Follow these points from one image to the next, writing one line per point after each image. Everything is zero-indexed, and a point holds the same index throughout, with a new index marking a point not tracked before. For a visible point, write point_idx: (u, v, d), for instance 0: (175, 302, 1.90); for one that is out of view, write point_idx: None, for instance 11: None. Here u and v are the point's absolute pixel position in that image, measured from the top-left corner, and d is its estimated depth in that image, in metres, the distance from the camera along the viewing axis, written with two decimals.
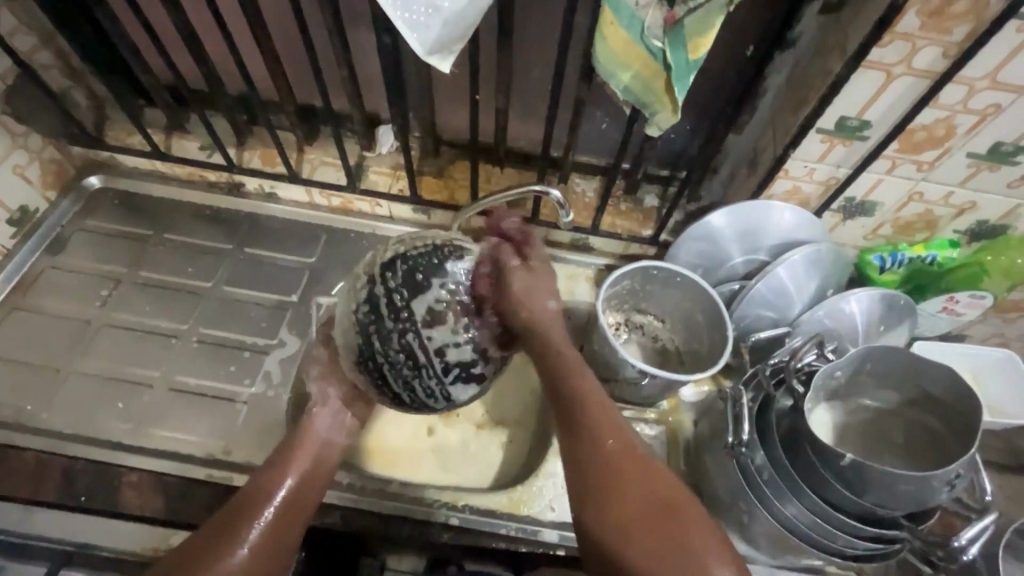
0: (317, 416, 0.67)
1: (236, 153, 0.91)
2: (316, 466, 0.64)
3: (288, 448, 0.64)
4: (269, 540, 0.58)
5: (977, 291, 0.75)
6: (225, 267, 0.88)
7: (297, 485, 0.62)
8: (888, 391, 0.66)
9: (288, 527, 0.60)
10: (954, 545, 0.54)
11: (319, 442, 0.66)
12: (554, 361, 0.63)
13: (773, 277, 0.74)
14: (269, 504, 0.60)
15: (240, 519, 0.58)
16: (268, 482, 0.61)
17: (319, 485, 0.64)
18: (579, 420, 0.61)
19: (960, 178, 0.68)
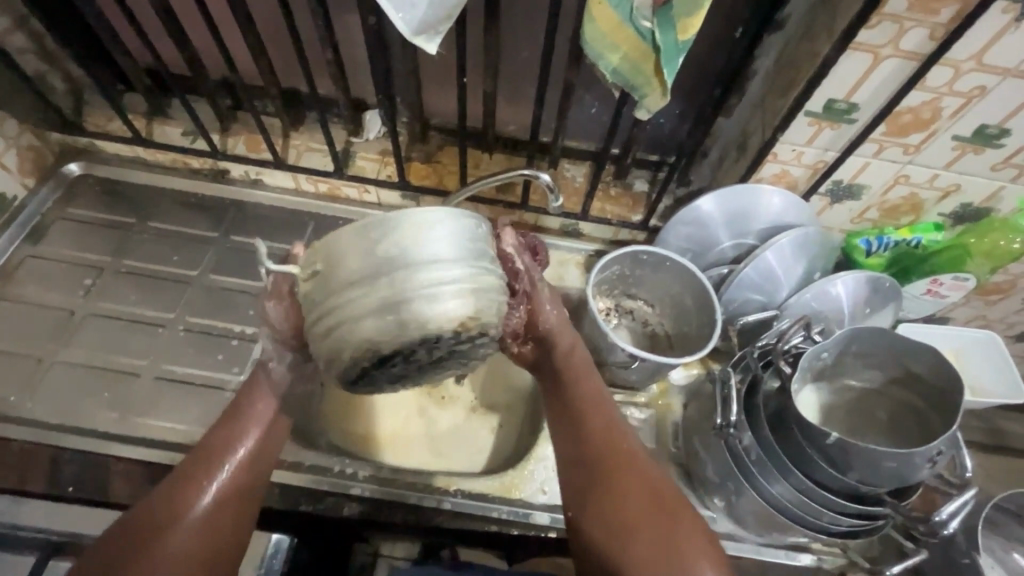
0: (268, 371, 0.61)
1: (219, 138, 0.89)
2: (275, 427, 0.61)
3: (242, 405, 0.61)
4: (225, 508, 0.56)
5: (960, 274, 0.76)
6: (211, 255, 0.87)
7: (257, 446, 0.60)
8: (872, 371, 0.66)
9: (249, 490, 0.58)
10: (936, 521, 0.55)
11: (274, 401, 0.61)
12: (560, 364, 0.65)
13: (760, 260, 0.75)
14: (229, 466, 0.57)
15: (193, 481, 0.56)
16: (225, 442, 0.59)
17: (276, 445, 0.62)
18: (569, 415, 0.62)
19: (946, 161, 0.69)
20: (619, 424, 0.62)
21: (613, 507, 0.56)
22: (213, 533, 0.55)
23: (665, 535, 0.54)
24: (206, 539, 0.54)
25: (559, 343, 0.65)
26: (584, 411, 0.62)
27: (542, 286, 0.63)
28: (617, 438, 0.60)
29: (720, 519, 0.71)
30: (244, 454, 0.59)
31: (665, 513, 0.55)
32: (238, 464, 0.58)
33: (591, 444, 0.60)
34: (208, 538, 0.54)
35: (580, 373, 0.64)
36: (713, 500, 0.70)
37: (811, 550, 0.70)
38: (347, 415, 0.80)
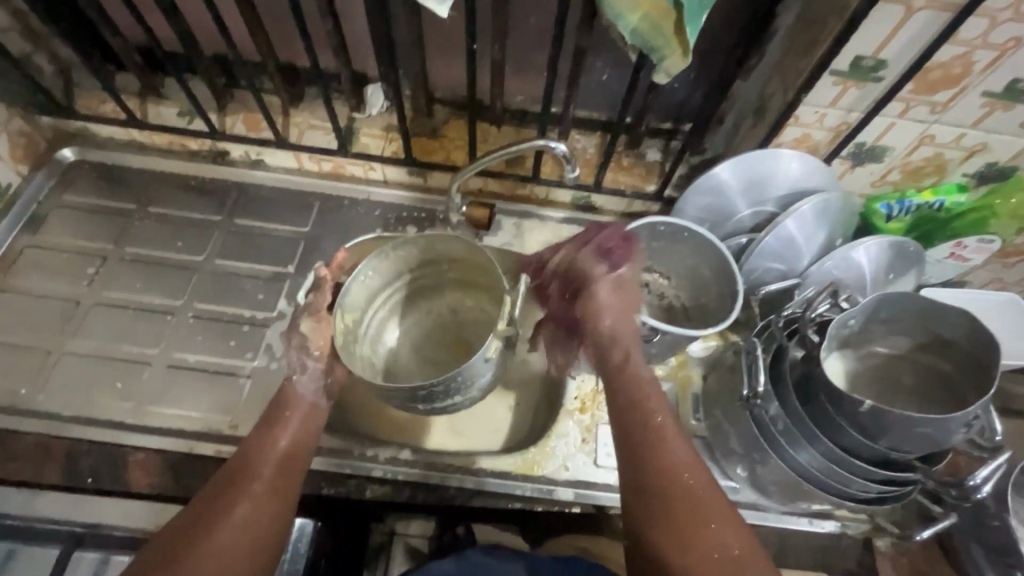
0: (298, 382, 0.66)
1: (218, 118, 0.86)
2: (308, 429, 0.63)
3: (276, 411, 0.64)
4: (263, 508, 0.57)
5: (984, 235, 0.75)
6: (216, 239, 0.85)
7: (294, 440, 0.62)
8: (900, 337, 0.65)
9: (288, 489, 0.59)
10: (970, 484, 0.54)
11: (309, 407, 0.64)
12: (625, 381, 0.67)
13: (781, 228, 0.72)
14: (268, 464, 0.59)
15: (237, 482, 0.58)
16: (263, 444, 0.61)
17: (313, 440, 0.64)
18: (641, 440, 0.62)
19: (974, 119, 0.67)
20: (680, 450, 0.61)
21: (671, 532, 0.57)
22: (252, 533, 0.55)
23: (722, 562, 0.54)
24: (248, 538, 0.55)
25: (616, 352, 0.69)
26: (647, 436, 0.62)
27: (602, 288, 0.72)
28: (671, 460, 0.61)
29: (742, 489, 0.71)
30: (278, 453, 0.60)
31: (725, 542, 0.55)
32: (276, 463, 0.60)
33: (650, 470, 0.60)
34: (250, 539, 0.55)
35: (647, 394, 0.66)
36: (736, 469, 0.70)
37: (835, 517, 0.69)
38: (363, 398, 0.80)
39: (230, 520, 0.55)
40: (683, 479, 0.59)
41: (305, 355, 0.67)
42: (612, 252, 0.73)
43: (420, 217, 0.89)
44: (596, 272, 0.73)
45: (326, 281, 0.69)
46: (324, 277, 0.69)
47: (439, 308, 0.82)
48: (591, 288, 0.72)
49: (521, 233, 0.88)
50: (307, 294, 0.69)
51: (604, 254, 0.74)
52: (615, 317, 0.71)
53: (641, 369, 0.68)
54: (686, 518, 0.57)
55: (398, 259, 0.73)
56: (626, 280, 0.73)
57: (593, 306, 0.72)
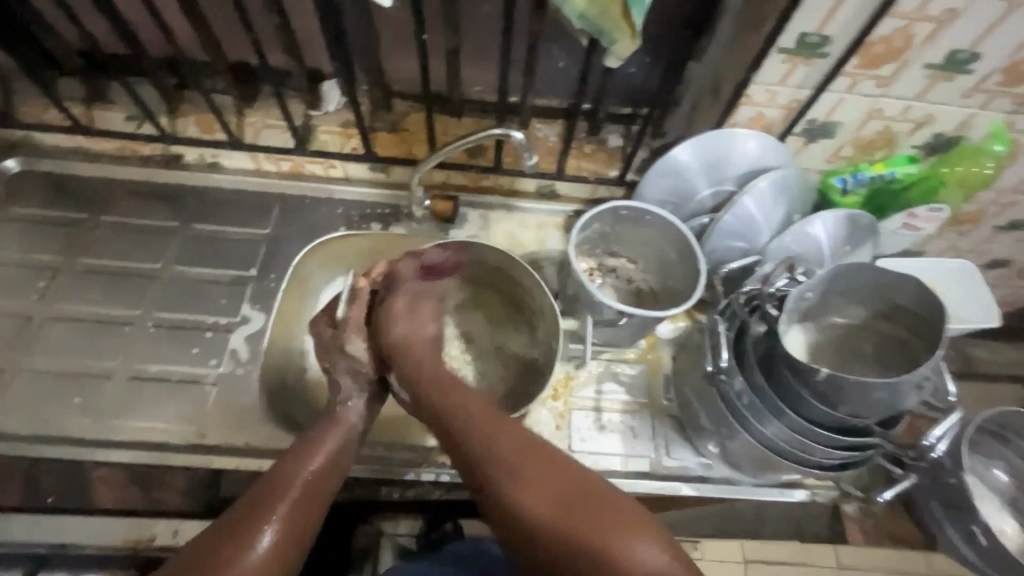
0: (347, 409, 0.65)
1: (168, 121, 0.83)
2: (342, 458, 0.61)
3: (315, 434, 0.61)
4: (292, 524, 0.53)
5: (934, 204, 0.78)
6: (173, 246, 0.83)
7: (327, 464, 0.59)
8: (856, 307, 0.66)
9: (309, 517, 0.55)
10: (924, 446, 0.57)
11: (352, 433, 0.63)
12: (431, 391, 0.64)
13: (740, 206, 0.73)
14: (298, 483, 0.56)
15: (270, 502, 0.53)
16: (295, 464, 0.57)
17: (341, 473, 0.60)
18: (468, 437, 0.58)
19: (918, 91, 0.68)
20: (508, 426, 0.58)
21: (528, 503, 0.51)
22: (281, 551, 0.51)
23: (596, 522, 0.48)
24: (277, 560, 0.50)
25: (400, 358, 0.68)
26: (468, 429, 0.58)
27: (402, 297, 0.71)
28: (471, 424, 0.58)
29: (715, 465, 0.73)
30: (311, 474, 0.57)
31: (580, 499, 0.50)
32: (308, 482, 0.56)
33: (482, 460, 0.56)
34: (277, 557, 0.51)
35: (453, 391, 0.63)
36: (707, 447, 0.72)
37: (805, 485, 0.71)
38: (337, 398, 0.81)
39: (260, 541, 0.50)
40: (503, 447, 0.55)
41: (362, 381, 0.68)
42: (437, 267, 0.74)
43: (384, 214, 0.88)
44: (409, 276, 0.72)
45: (363, 291, 0.71)
46: (360, 287, 0.71)
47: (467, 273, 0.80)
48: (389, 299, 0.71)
49: (487, 225, 0.88)
50: (346, 306, 0.71)
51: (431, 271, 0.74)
52: (410, 322, 0.70)
53: (444, 381, 0.65)
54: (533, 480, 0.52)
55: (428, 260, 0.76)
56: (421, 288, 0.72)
57: (387, 322, 0.70)
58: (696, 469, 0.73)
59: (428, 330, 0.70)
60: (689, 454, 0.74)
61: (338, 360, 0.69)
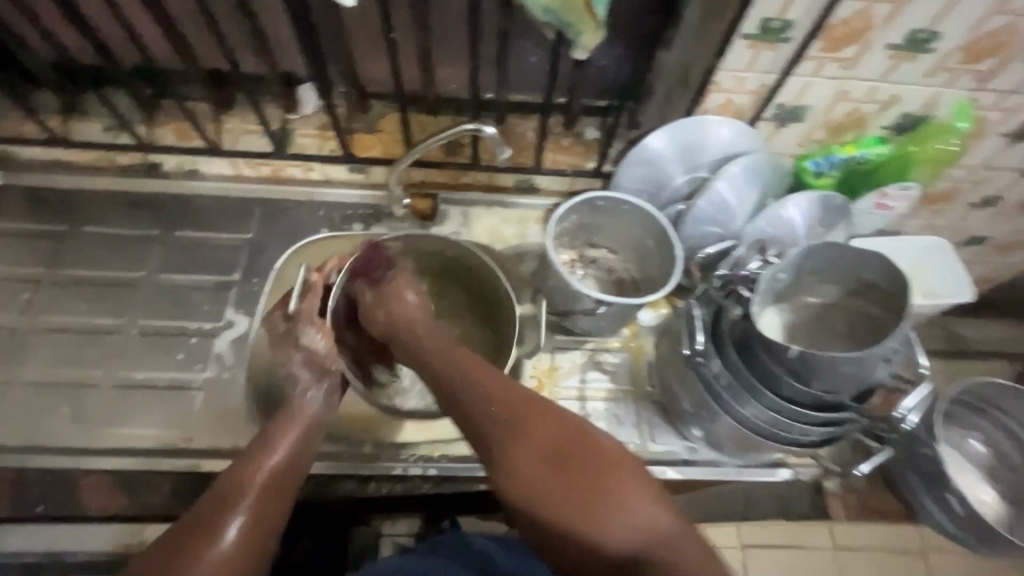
0: (305, 399, 0.66)
1: (146, 130, 0.84)
2: (304, 448, 0.61)
3: (275, 427, 0.62)
4: (259, 519, 0.53)
5: (905, 181, 0.79)
6: (156, 254, 0.83)
7: (289, 456, 0.60)
8: (828, 286, 0.67)
9: (276, 511, 0.56)
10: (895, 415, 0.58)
11: (313, 420, 0.64)
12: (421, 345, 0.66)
13: (713, 192, 0.74)
14: (261, 476, 0.56)
15: (233, 496, 0.54)
16: (257, 458, 0.58)
17: (304, 466, 0.61)
18: (457, 381, 0.60)
19: (882, 72, 0.70)
20: (493, 374, 0.60)
21: (522, 449, 0.54)
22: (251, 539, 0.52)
23: (587, 475, 0.52)
24: (249, 547, 0.52)
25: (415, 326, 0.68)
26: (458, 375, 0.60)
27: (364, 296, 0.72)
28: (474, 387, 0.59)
29: (700, 449, 0.74)
30: (273, 464, 0.58)
31: (568, 448, 0.53)
32: (270, 472, 0.57)
33: (471, 405, 0.58)
34: (246, 549, 0.51)
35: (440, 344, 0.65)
36: (691, 431, 0.73)
37: (787, 464, 0.72)
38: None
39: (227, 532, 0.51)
40: (492, 395, 0.57)
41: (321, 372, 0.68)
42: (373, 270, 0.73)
43: (365, 214, 0.89)
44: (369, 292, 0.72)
45: (313, 283, 0.72)
46: (313, 281, 0.72)
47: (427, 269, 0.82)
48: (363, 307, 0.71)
49: (468, 222, 0.89)
50: (298, 300, 0.72)
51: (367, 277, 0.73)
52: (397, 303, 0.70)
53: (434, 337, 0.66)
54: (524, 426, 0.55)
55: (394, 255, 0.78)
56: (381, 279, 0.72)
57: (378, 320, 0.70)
58: (681, 453, 0.74)
59: (407, 300, 0.70)
60: (675, 438, 0.75)
61: (298, 351, 0.68)
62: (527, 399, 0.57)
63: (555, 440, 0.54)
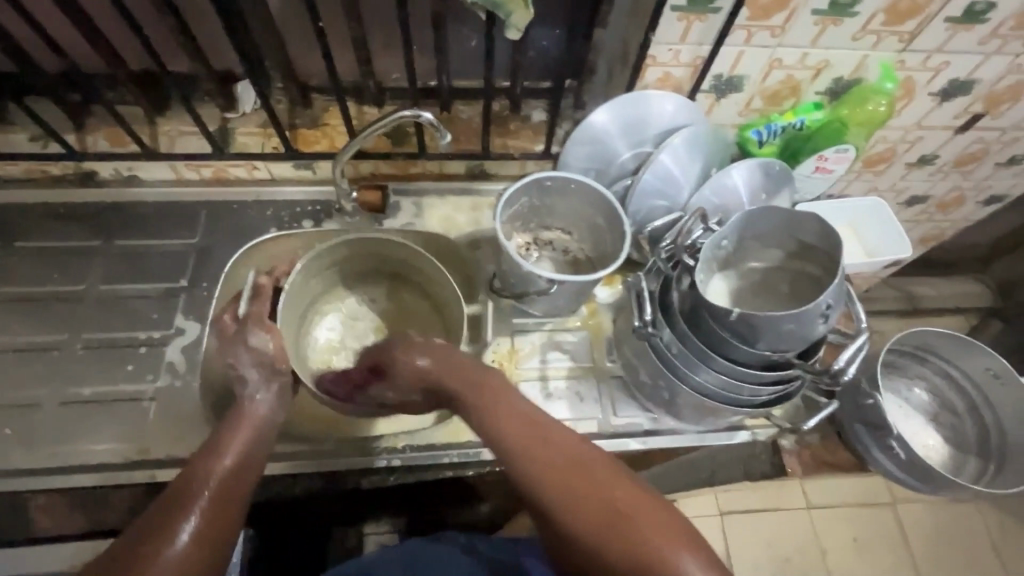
0: (255, 404, 0.65)
1: (76, 138, 0.81)
2: (257, 445, 0.62)
3: (227, 425, 0.62)
4: (212, 517, 0.54)
5: (841, 144, 0.79)
6: (98, 265, 0.80)
7: (244, 455, 0.60)
8: (769, 250, 0.68)
9: (231, 507, 0.56)
10: (834, 370, 0.59)
11: (263, 424, 0.64)
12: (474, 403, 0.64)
13: (657, 165, 0.75)
14: (214, 475, 0.57)
15: (187, 496, 0.54)
16: (210, 454, 0.59)
17: (259, 462, 0.62)
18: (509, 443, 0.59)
19: (811, 38, 0.71)
20: (549, 433, 0.59)
21: (576, 516, 0.53)
22: (203, 537, 0.53)
23: (642, 537, 0.51)
24: (202, 547, 0.52)
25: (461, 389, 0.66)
26: (512, 434, 0.59)
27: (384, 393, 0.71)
28: (529, 442, 0.58)
29: (661, 418, 0.76)
30: (228, 463, 0.58)
31: (624, 514, 0.52)
32: (223, 471, 0.58)
33: (525, 464, 0.57)
34: (200, 553, 0.52)
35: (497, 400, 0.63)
36: (652, 402, 0.74)
37: (747, 427, 0.74)
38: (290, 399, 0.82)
39: (180, 534, 0.51)
40: (550, 457, 0.57)
41: (272, 373, 0.68)
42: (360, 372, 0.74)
43: (316, 211, 0.87)
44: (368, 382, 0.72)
45: (264, 288, 0.74)
46: (262, 284, 0.73)
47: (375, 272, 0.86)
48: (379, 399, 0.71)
49: (421, 212, 0.88)
50: (248, 303, 0.73)
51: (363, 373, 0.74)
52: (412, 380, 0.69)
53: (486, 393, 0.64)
54: (583, 489, 0.54)
55: (335, 269, 0.83)
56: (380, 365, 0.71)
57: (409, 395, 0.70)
58: (644, 424, 0.76)
59: (417, 364, 0.69)
60: (637, 410, 0.76)
61: (245, 353, 0.68)
62: (582, 461, 0.56)
63: (615, 504, 0.53)
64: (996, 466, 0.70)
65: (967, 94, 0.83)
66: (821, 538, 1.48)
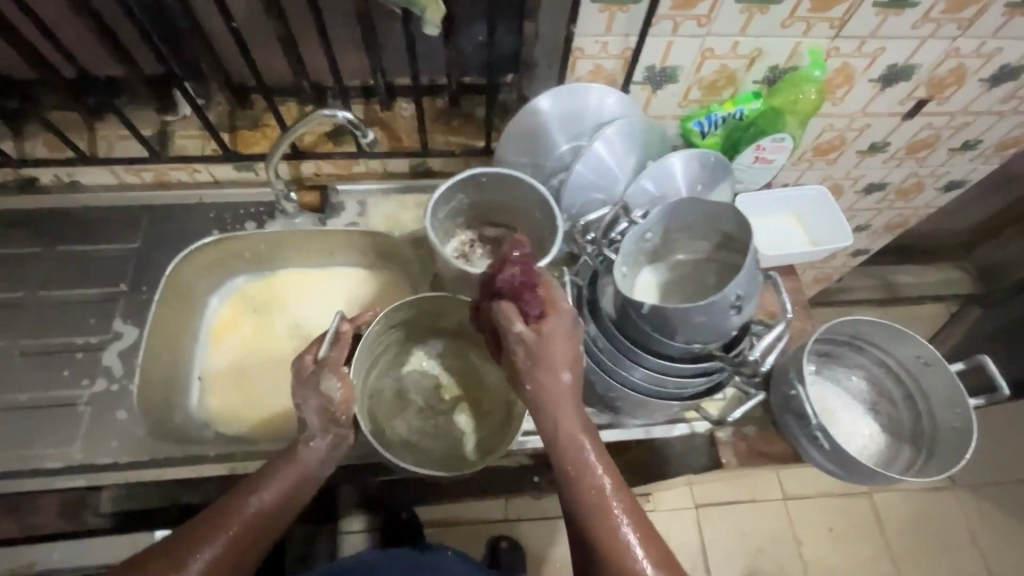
0: (308, 450, 0.62)
1: (16, 145, 0.81)
2: (293, 494, 0.60)
3: (271, 466, 0.61)
4: (221, 562, 0.55)
5: (777, 134, 0.78)
6: (40, 270, 0.81)
7: (273, 501, 0.59)
8: (696, 241, 0.68)
9: (247, 551, 0.57)
10: (746, 360, 0.60)
11: (309, 474, 0.62)
12: (566, 451, 0.57)
13: (590, 158, 0.75)
14: (238, 518, 0.57)
15: (211, 530, 0.56)
16: (245, 491, 0.59)
17: (290, 511, 0.61)
18: (591, 512, 0.55)
19: (739, 26, 0.71)
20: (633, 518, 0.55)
21: None
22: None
23: None
24: None
25: (553, 426, 0.58)
26: (597, 503, 0.55)
27: (520, 351, 0.58)
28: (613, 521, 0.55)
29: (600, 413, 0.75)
30: (254, 506, 0.58)
31: None
32: (249, 516, 0.57)
33: (600, 538, 0.54)
34: None
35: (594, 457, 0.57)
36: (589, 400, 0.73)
37: (685, 420, 0.73)
38: (237, 400, 0.81)
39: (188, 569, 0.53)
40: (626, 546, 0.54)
41: (330, 422, 0.63)
42: (524, 300, 0.59)
43: (258, 212, 0.87)
44: (515, 322, 0.58)
45: (346, 334, 0.68)
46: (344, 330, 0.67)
47: (428, 327, 0.79)
48: (507, 339, 0.59)
49: (365, 211, 0.88)
50: (328, 347, 0.66)
51: (516, 299, 0.59)
52: (561, 368, 0.58)
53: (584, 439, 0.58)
54: None
55: (404, 322, 0.77)
56: (546, 327, 0.58)
57: (542, 355, 0.58)
58: None
59: (561, 381, 0.58)
60: None
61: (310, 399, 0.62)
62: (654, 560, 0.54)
63: None
64: (927, 455, 0.70)
65: (909, 79, 0.82)
66: (797, 530, 1.47)
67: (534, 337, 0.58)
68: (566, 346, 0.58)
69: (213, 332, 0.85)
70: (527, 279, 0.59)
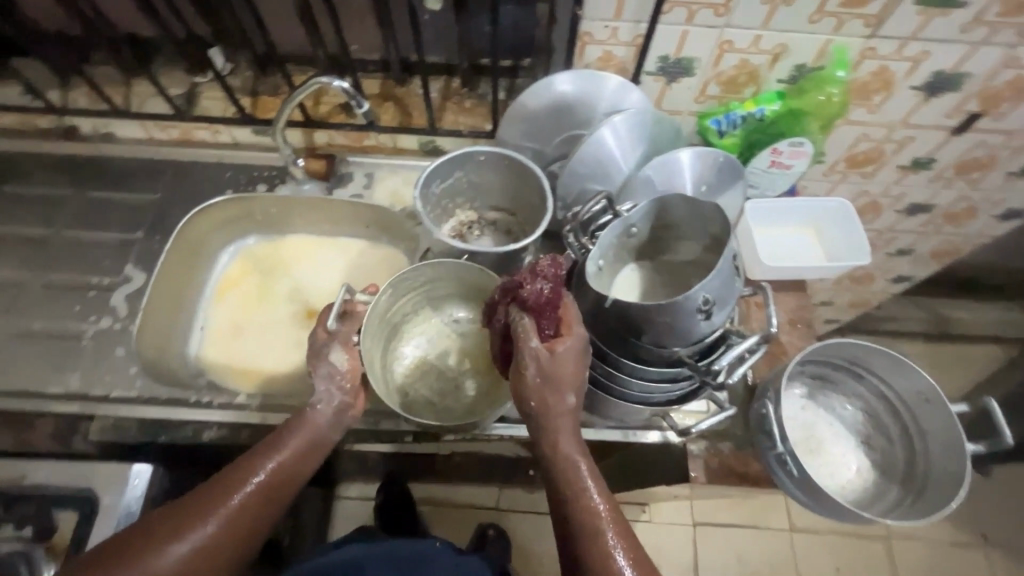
0: (315, 412, 0.61)
1: (61, 94, 0.87)
2: (308, 458, 0.61)
3: (286, 430, 0.61)
4: (241, 518, 0.56)
5: (795, 138, 0.74)
6: (72, 212, 0.87)
7: (290, 464, 0.59)
8: (687, 242, 0.65)
9: (268, 508, 0.58)
10: (713, 368, 0.57)
11: (320, 435, 0.61)
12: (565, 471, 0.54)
13: (592, 144, 0.71)
14: (256, 480, 0.58)
15: (231, 488, 0.57)
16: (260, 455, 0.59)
17: (307, 470, 0.61)
18: (585, 536, 0.52)
19: (761, 19, 0.66)
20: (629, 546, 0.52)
21: None
22: (230, 535, 0.56)
23: None
24: (227, 539, 0.55)
25: (551, 444, 0.55)
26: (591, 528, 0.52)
27: (531, 368, 0.54)
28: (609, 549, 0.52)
29: None
30: (272, 468, 0.58)
31: None
32: (267, 476, 0.58)
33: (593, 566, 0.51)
34: (226, 545, 0.55)
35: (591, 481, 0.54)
36: None
37: (659, 428, 0.69)
38: (229, 350, 0.85)
39: (208, 525, 0.55)
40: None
41: (337, 388, 0.63)
42: (542, 317, 0.55)
43: (271, 176, 0.90)
44: (531, 340, 0.54)
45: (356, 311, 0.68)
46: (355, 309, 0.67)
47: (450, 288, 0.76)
48: (521, 354, 0.54)
49: (370, 185, 0.90)
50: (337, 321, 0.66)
51: (533, 314, 0.55)
52: (567, 389, 0.55)
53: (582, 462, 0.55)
54: None
55: (423, 286, 0.74)
56: (564, 348, 0.54)
57: (553, 373, 0.54)
58: None
59: (566, 404, 0.55)
60: None
61: (321, 368, 0.63)
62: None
63: None
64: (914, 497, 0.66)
65: (958, 90, 0.75)
66: (801, 563, 1.38)
67: (550, 354, 0.54)
68: (578, 367, 0.55)
69: (219, 285, 0.89)
70: (550, 298, 0.55)
